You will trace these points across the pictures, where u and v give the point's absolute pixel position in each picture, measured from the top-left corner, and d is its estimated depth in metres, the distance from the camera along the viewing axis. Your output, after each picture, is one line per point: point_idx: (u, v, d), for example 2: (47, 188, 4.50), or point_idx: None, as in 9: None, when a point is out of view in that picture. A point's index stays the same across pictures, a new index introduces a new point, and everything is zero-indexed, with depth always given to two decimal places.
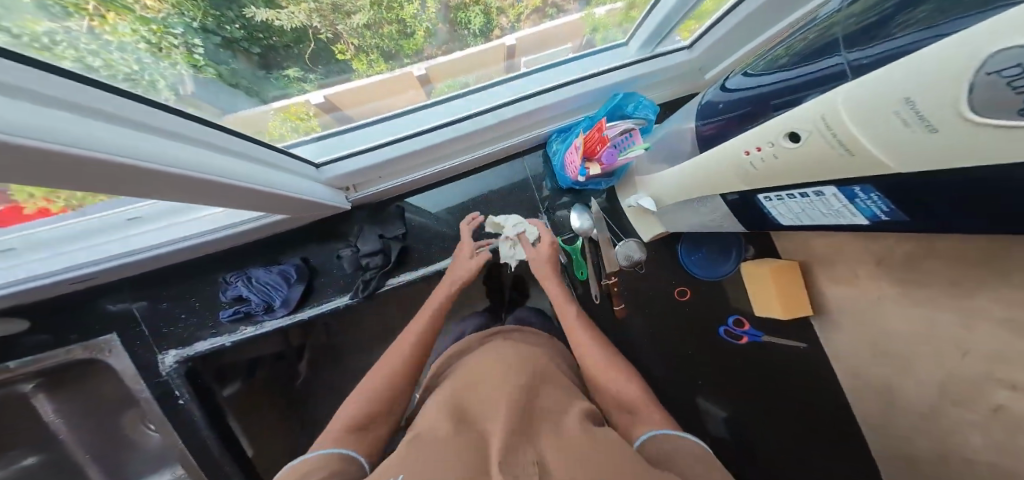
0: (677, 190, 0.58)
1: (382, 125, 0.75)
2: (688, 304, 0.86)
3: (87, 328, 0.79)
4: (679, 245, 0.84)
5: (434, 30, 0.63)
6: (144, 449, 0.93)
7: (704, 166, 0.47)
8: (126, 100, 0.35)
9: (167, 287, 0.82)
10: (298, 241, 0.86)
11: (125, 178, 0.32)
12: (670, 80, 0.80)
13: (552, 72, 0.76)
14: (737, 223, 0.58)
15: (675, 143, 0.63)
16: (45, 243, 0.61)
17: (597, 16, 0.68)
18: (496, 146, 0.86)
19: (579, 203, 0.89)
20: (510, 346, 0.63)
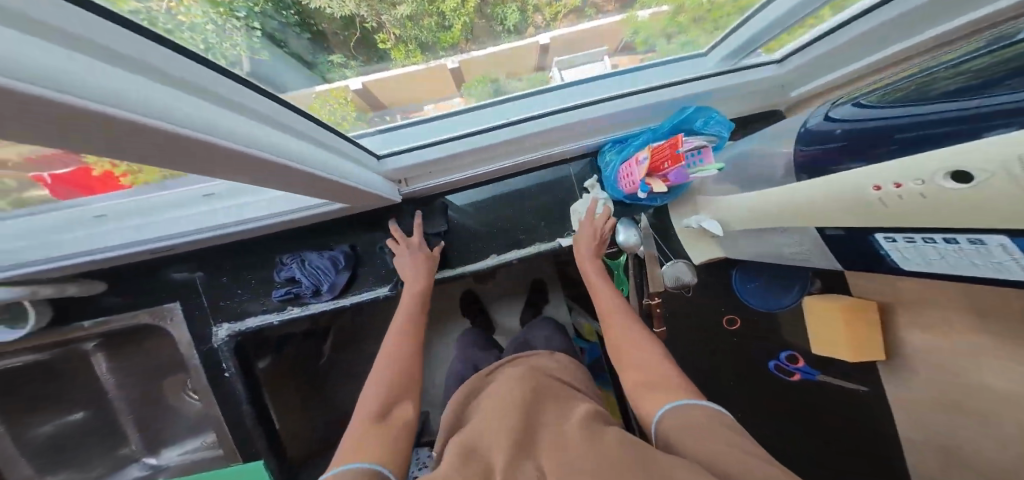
0: (754, 216, 0.54)
1: (443, 121, 0.75)
2: (736, 334, 0.81)
3: (151, 294, 0.81)
4: (734, 270, 0.79)
5: (472, 25, 0.58)
6: (184, 415, 0.97)
7: (801, 205, 0.42)
8: (192, 61, 0.33)
9: (228, 263, 0.82)
10: (351, 228, 0.86)
11: (194, 153, 0.29)
12: (755, 95, 0.76)
13: (620, 80, 0.73)
14: (831, 260, 0.53)
15: (764, 167, 0.59)
16: (122, 215, 0.64)
17: (641, 19, 0.60)
18: (553, 150, 0.83)
19: (627, 217, 0.84)
20: (516, 372, 0.61)
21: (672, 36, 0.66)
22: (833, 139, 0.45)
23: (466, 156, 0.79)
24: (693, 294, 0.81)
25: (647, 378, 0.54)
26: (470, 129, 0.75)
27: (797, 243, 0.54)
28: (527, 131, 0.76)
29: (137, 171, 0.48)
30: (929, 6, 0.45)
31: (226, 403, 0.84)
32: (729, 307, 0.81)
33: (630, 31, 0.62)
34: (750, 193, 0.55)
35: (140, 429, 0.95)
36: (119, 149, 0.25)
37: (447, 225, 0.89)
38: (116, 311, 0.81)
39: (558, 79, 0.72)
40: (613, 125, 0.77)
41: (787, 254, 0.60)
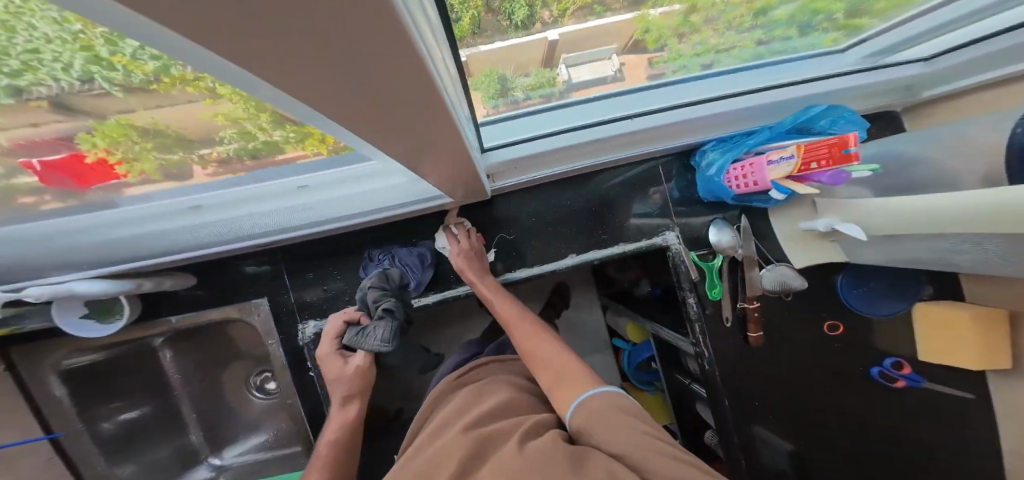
0: (926, 220, 0.51)
1: (563, 110, 0.71)
2: (839, 340, 0.80)
3: (236, 290, 0.78)
4: (839, 276, 0.78)
5: (479, 19, 0.42)
6: (246, 412, 0.95)
7: (1003, 211, 0.43)
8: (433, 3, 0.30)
9: (318, 259, 0.80)
10: (444, 227, 0.84)
11: (398, 72, 0.19)
12: (883, 95, 0.77)
13: (749, 76, 0.72)
14: (999, 269, 0.53)
15: (910, 177, 0.60)
16: (219, 208, 0.58)
17: (652, 16, 0.53)
18: (656, 147, 0.80)
19: (720, 218, 0.84)
20: (488, 386, 0.73)
21: (684, 36, 0.59)
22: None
23: (577, 147, 0.76)
24: (790, 300, 0.81)
25: (560, 387, 0.65)
26: (584, 122, 0.73)
27: (979, 251, 0.52)
28: (645, 126, 0.73)
29: (133, 156, 0.42)
30: None
31: (310, 405, 0.80)
32: (830, 312, 0.80)
33: (641, 29, 0.54)
34: (903, 198, 0.55)
35: (209, 421, 0.93)
36: (342, 84, 0.18)
37: (393, 345, 0.69)
38: (202, 306, 0.77)
39: (566, 76, 0.61)
40: (744, 118, 0.74)
41: (959, 262, 0.57)
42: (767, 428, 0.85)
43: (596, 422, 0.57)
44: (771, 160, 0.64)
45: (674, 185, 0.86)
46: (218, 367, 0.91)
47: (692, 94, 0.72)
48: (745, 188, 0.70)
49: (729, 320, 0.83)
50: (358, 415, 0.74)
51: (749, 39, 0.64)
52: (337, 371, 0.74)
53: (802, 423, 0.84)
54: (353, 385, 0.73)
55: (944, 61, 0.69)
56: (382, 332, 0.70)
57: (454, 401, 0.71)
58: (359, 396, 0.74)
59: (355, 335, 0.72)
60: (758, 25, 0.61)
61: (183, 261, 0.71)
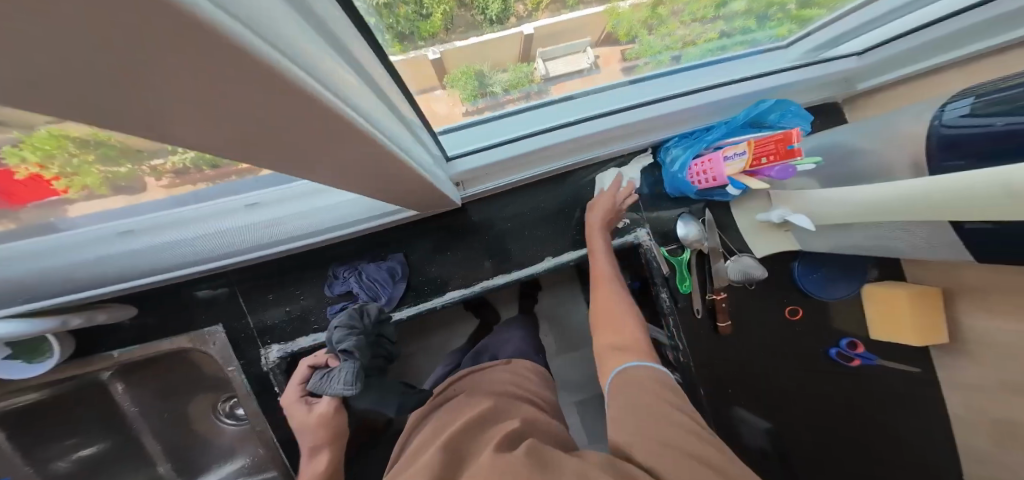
0: (868, 209, 0.53)
1: (527, 115, 0.71)
2: (800, 323, 0.84)
3: (190, 318, 0.77)
4: (795, 262, 0.82)
5: (451, 13, 0.43)
6: (215, 444, 0.91)
7: (934, 197, 0.44)
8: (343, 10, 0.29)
9: (274, 279, 0.79)
10: (411, 236, 0.83)
11: (273, 96, 0.19)
12: (823, 87, 0.81)
13: (705, 72, 0.73)
14: (937, 254, 0.55)
15: (858, 165, 0.61)
16: (154, 230, 0.56)
17: (622, 8, 0.53)
18: (619, 146, 0.82)
19: (688, 212, 0.85)
20: (469, 401, 0.72)
21: (654, 26, 0.59)
22: (957, 139, 0.46)
23: (541, 151, 0.77)
24: (754, 287, 0.84)
25: (613, 347, 0.60)
26: (552, 124, 0.73)
27: (915, 237, 0.54)
28: (611, 125, 0.74)
29: (72, 170, 0.41)
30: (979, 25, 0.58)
31: (281, 431, 0.79)
32: (794, 300, 0.83)
33: (612, 22, 0.54)
34: (844, 189, 0.56)
35: (177, 453, 0.89)
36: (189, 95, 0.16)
37: (355, 388, 0.64)
38: (151, 336, 0.77)
39: (543, 72, 0.61)
40: (704, 114, 0.76)
41: (893, 247, 0.60)
42: (745, 409, 0.87)
43: (620, 388, 0.53)
44: (727, 155, 0.65)
45: (645, 184, 0.87)
46: (179, 400, 0.86)
47: (649, 93, 0.73)
48: (706, 183, 0.71)
49: (699, 311, 0.85)
50: (327, 466, 0.68)
51: (712, 33, 0.65)
52: (301, 419, 0.70)
53: (778, 407, 0.87)
54: (318, 435, 0.68)
55: (880, 52, 0.72)
56: (344, 374, 0.65)
57: (428, 429, 0.71)
58: (329, 445, 0.69)
59: (321, 379, 0.69)
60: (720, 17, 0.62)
61: (128, 289, 0.70)
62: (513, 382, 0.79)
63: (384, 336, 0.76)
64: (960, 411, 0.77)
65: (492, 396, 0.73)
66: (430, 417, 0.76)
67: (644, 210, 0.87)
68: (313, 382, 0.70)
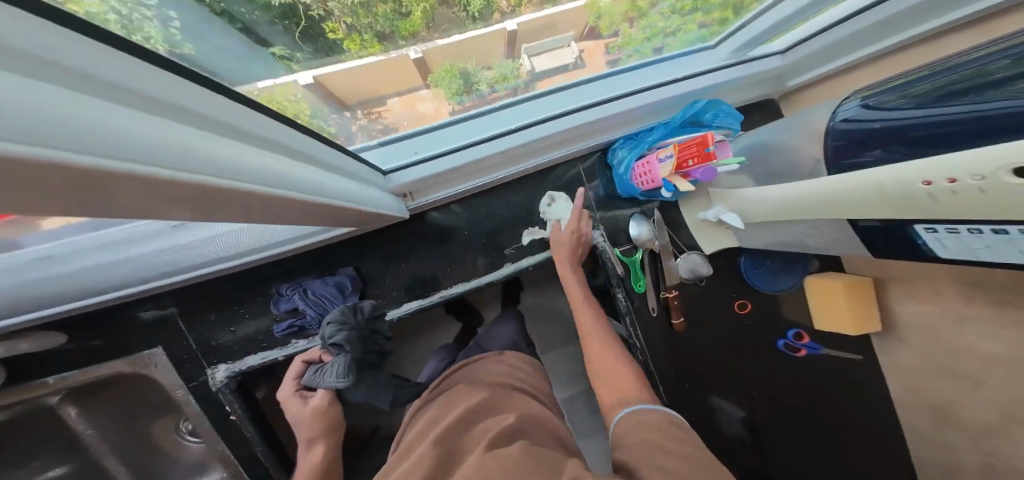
0: (789, 206, 0.56)
1: (485, 118, 0.80)
2: (747, 316, 0.89)
3: (131, 343, 0.80)
4: (740, 257, 0.87)
5: (433, 12, 0.58)
6: (179, 459, 0.97)
7: (836, 196, 0.47)
8: (188, 80, 0.32)
9: (216, 299, 0.82)
10: (359, 250, 0.87)
11: (152, 191, 0.24)
12: (759, 83, 0.88)
13: (648, 71, 0.82)
14: (850, 251, 0.58)
15: (782, 167, 0.63)
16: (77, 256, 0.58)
17: (602, 3, 0.65)
18: (577, 146, 0.89)
19: (638, 211, 0.88)
20: (464, 391, 0.75)
21: (634, 20, 0.70)
22: (849, 139, 0.51)
23: (508, 153, 0.83)
24: (705, 283, 0.88)
25: (613, 400, 0.62)
26: (515, 124, 0.80)
27: (825, 237, 0.59)
28: (559, 127, 0.82)
29: None
30: (875, 26, 0.64)
31: (234, 445, 0.84)
32: (741, 293, 0.88)
33: (594, 15, 0.66)
34: (776, 185, 0.59)
35: (137, 473, 0.94)
36: (76, 197, 0.20)
37: (348, 380, 0.72)
38: (94, 360, 0.80)
39: (530, 67, 0.74)
40: (646, 115, 0.84)
41: (811, 245, 0.64)
42: (722, 397, 0.91)
43: (620, 430, 0.54)
44: (661, 158, 0.67)
45: (600, 185, 0.92)
46: (139, 424, 0.91)
47: (582, 99, 0.81)
48: (647, 185, 0.73)
49: (654, 310, 0.87)
50: (325, 454, 0.77)
51: (692, 21, 0.75)
52: (297, 412, 0.77)
53: (749, 398, 0.92)
54: (313, 427, 0.77)
55: (798, 51, 0.79)
56: (337, 369, 0.73)
57: (424, 419, 0.74)
58: (323, 437, 0.78)
59: (314, 373, 0.76)
60: (698, 7, 0.71)
61: (54, 315, 0.72)
62: (500, 369, 0.83)
63: (378, 331, 0.82)
64: (897, 387, 0.85)
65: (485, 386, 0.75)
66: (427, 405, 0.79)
67: (598, 211, 0.90)
68: (307, 375, 0.77)
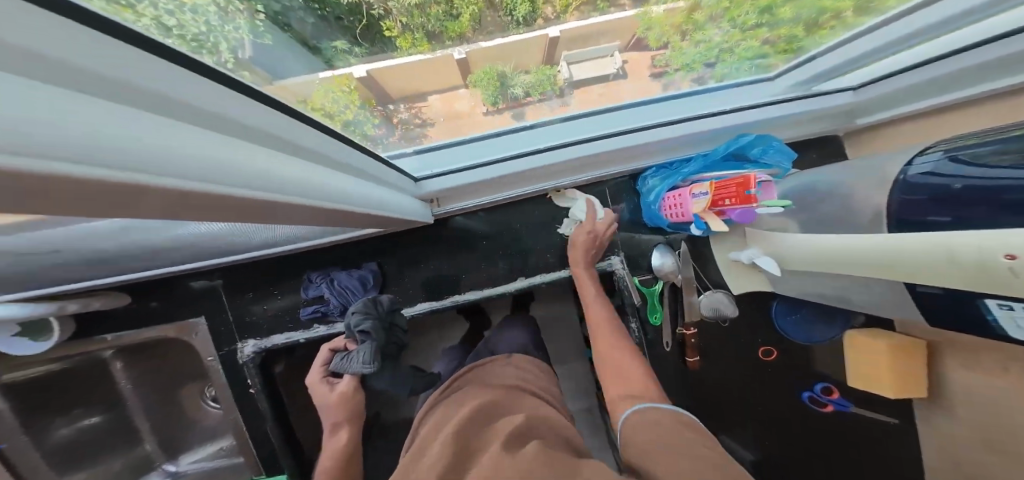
0: (833, 255, 0.53)
1: (531, 132, 0.81)
2: (771, 364, 0.85)
3: (178, 309, 0.86)
4: (773, 302, 0.83)
5: (480, 15, 0.61)
6: (202, 423, 1.08)
7: (897, 254, 0.43)
8: (241, 94, 0.34)
9: (256, 278, 0.87)
10: (387, 247, 0.90)
11: (193, 200, 0.24)
12: (825, 119, 0.85)
13: (710, 97, 0.80)
14: (905, 314, 0.54)
15: (833, 213, 0.60)
16: (117, 257, 0.58)
17: (655, 13, 0.63)
18: (625, 168, 0.88)
19: (663, 243, 0.87)
20: (475, 393, 0.75)
21: (688, 33, 0.67)
22: (922, 195, 0.46)
23: (545, 168, 0.84)
24: (728, 325, 0.85)
25: (623, 394, 0.60)
26: (566, 139, 0.81)
27: (872, 293, 0.55)
28: (600, 148, 0.81)
29: None
30: (960, 71, 0.58)
31: (248, 414, 0.90)
32: (765, 339, 0.85)
33: (644, 26, 0.64)
34: (825, 236, 0.56)
35: (160, 429, 1.03)
36: (115, 206, 0.20)
37: (374, 366, 0.72)
38: (144, 322, 0.86)
39: (567, 75, 0.71)
40: (693, 142, 0.82)
41: (856, 301, 0.61)
42: (731, 437, 0.86)
43: (633, 430, 0.52)
44: (694, 193, 0.67)
45: (626, 210, 0.90)
46: (172, 384, 1.03)
47: (627, 122, 0.81)
48: (677, 218, 0.73)
49: (669, 345, 0.86)
50: (348, 441, 0.80)
51: (754, 37, 0.70)
52: (324, 396, 0.78)
53: (764, 445, 0.87)
54: (339, 412, 0.78)
55: (878, 87, 0.75)
56: (363, 356, 0.73)
57: (432, 420, 0.73)
58: (347, 424, 0.79)
59: (342, 360, 0.77)
60: (764, 22, 0.67)
61: (118, 283, 0.78)
62: (505, 374, 0.82)
63: (397, 323, 0.82)
64: (934, 461, 0.78)
65: (496, 390, 0.74)
66: (434, 408, 0.79)
67: (620, 233, 0.90)
68: (336, 363, 0.77)
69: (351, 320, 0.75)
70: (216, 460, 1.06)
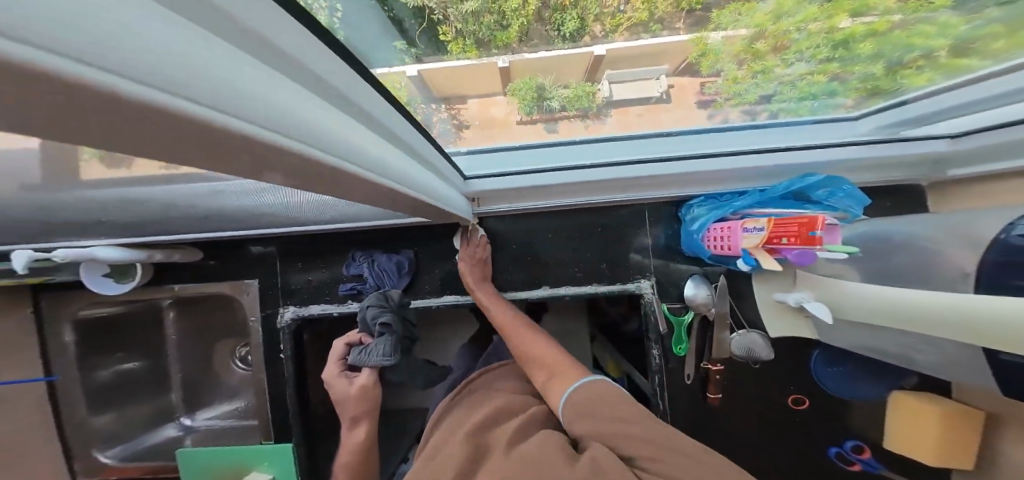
0: (904, 313, 0.51)
1: (595, 145, 0.82)
2: (801, 413, 0.81)
3: (234, 268, 0.92)
4: (813, 351, 0.80)
5: (528, 28, 0.60)
6: (223, 382, 1.18)
7: (988, 322, 0.41)
8: (358, 74, 0.35)
9: (307, 250, 0.92)
10: (429, 238, 0.93)
11: (296, 168, 0.24)
12: (906, 166, 0.82)
13: (791, 131, 0.80)
14: (977, 379, 0.51)
15: (894, 263, 0.58)
16: (187, 207, 0.62)
17: (709, 41, 0.61)
18: (671, 193, 0.87)
19: (699, 274, 0.86)
20: (493, 396, 0.76)
21: (745, 62, 0.65)
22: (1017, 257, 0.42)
23: (587, 183, 0.85)
24: (760, 367, 0.82)
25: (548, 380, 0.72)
26: (628, 157, 0.82)
27: (937, 352, 0.53)
28: (655, 171, 0.82)
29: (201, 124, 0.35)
30: None
31: (274, 379, 0.94)
32: (797, 386, 0.81)
33: (696, 52, 0.62)
34: (907, 289, 0.52)
35: (187, 383, 1.17)
36: (230, 162, 0.20)
37: (394, 358, 0.77)
38: (202, 277, 0.92)
39: (607, 93, 0.70)
40: (761, 176, 0.81)
41: (918, 359, 0.58)
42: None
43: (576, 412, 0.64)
44: (746, 228, 0.67)
45: (663, 234, 0.90)
46: (205, 340, 1.16)
47: (679, 149, 0.81)
48: (722, 249, 0.73)
49: (691, 377, 0.84)
50: (366, 435, 0.83)
51: (823, 72, 0.68)
52: (343, 390, 0.81)
53: None
54: (358, 406, 0.81)
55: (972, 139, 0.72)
56: (383, 348, 0.78)
57: (453, 419, 0.75)
58: (366, 418, 0.82)
59: (358, 353, 0.80)
60: (836, 58, 0.65)
61: (193, 239, 0.84)
62: (512, 383, 0.81)
63: (408, 318, 0.88)
64: None
65: (515, 398, 0.74)
66: (454, 408, 0.80)
67: (653, 258, 0.90)
68: (353, 357, 0.80)
69: (369, 315, 0.80)
70: (226, 422, 1.15)
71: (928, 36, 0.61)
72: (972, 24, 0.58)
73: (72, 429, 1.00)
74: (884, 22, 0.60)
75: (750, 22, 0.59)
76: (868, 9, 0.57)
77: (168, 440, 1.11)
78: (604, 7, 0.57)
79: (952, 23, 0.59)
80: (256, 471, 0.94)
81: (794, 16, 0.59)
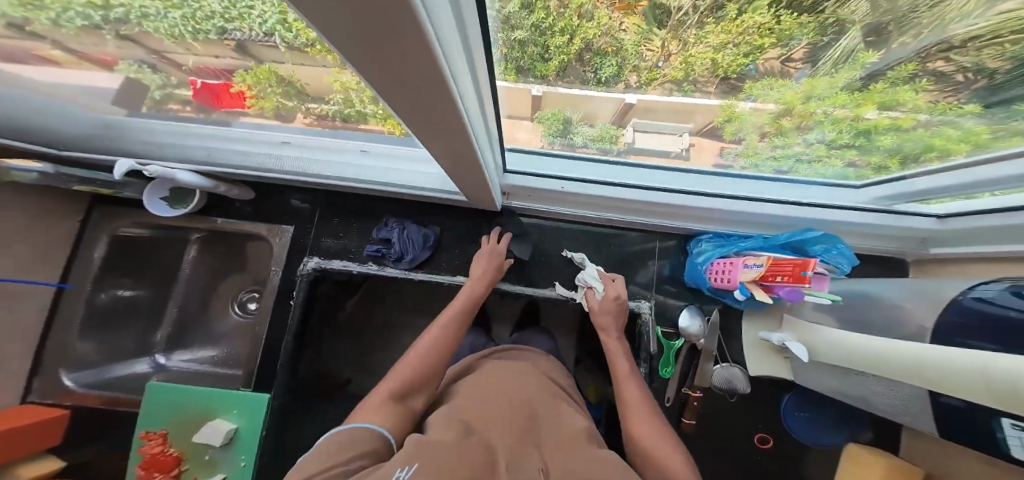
0: (865, 357, 0.57)
1: (619, 168, 0.89)
2: (764, 452, 0.85)
3: (277, 214, 1.02)
4: (786, 394, 0.86)
5: (567, 65, 0.54)
6: (215, 328, 1.20)
7: (916, 363, 0.47)
8: (484, 52, 0.42)
9: (347, 212, 1.02)
10: (456, 222, 1.02)
11: (437, 103, 0.31)
12: (896, 237, 0.90)
13: (797, 188, 0.88)
14: (920, 423, 0.57)
15: (861, 313, 0.67)
16: (287, 133, 0.81)
17: (737, 110, 0.64)
18: (686, 225, 0.96)
19: (697, 305, 0.94)
20: (545, 382, 0.66)
21: (768, 135, 0.71)
22: (966, 315, 0.48)
23: (611, 201, 0.93)
24: (736, 401, 0.87)
25: (649, 456, 0.58)
26: (644, 184, 0.90)
27: (891, 395, 0.58)
28: (672, 201, 0.90)
29: (262, 96, 0.63)
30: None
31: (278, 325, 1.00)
32: (763, 424, 0.86)
33: (726, 116, 0.65)
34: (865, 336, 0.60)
35: (176, 323, 1.17)
36: (404, 88, 0.27)
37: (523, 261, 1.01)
38: (245, 217, 1.02)
39: (629, 138, 0.75)
40: (766, 224, 0.90)
41: (876, 403, 0.63)
42: None
43: None
44: (747, 264, 0.74)
45: (667, 263, 0.99)
46: (216, 279, 1.21)
47: (698, 186, 0.89)
48: (722, 281, 0.81)
49: (671, 401, 0.88)
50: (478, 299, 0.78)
51: (845, 151, 0.75)
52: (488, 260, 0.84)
53: None
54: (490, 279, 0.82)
55: (957, 221, 0.80)
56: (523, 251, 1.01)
57: (493, 374, 0.64)
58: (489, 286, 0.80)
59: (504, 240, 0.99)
60: (856, 144, 0.72)
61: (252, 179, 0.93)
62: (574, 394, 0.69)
63: None
64: None
65: (573, 407, 0.63)
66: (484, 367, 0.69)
67: (656, 284, 0.98)
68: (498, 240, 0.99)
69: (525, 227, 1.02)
70: (201, 366, 1.17)
71: (948, 139, 0.65)
72: (993, 134, 0.61)
73: (55, 346, 1.02)
74: (908, 119, 0.64)
75: (779, 98, 0.61)
76: (896, 104, 0.60)
77: (137, 375, 1.11)
78: (645, 62, 0.53)
79: (976, 130, 0.61)
80: (219, 417, 0.90)
81: (821, 99, 0.62)
